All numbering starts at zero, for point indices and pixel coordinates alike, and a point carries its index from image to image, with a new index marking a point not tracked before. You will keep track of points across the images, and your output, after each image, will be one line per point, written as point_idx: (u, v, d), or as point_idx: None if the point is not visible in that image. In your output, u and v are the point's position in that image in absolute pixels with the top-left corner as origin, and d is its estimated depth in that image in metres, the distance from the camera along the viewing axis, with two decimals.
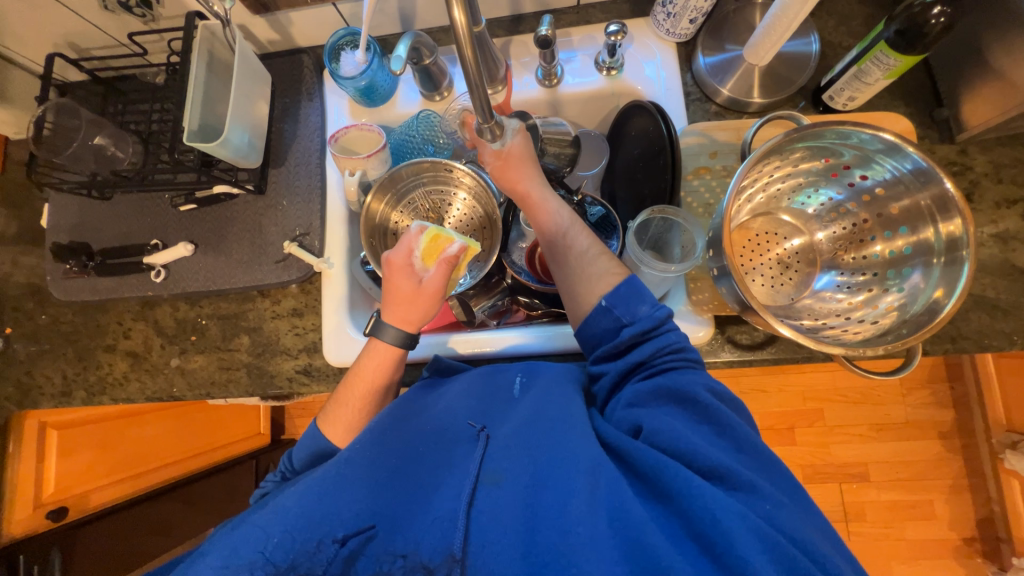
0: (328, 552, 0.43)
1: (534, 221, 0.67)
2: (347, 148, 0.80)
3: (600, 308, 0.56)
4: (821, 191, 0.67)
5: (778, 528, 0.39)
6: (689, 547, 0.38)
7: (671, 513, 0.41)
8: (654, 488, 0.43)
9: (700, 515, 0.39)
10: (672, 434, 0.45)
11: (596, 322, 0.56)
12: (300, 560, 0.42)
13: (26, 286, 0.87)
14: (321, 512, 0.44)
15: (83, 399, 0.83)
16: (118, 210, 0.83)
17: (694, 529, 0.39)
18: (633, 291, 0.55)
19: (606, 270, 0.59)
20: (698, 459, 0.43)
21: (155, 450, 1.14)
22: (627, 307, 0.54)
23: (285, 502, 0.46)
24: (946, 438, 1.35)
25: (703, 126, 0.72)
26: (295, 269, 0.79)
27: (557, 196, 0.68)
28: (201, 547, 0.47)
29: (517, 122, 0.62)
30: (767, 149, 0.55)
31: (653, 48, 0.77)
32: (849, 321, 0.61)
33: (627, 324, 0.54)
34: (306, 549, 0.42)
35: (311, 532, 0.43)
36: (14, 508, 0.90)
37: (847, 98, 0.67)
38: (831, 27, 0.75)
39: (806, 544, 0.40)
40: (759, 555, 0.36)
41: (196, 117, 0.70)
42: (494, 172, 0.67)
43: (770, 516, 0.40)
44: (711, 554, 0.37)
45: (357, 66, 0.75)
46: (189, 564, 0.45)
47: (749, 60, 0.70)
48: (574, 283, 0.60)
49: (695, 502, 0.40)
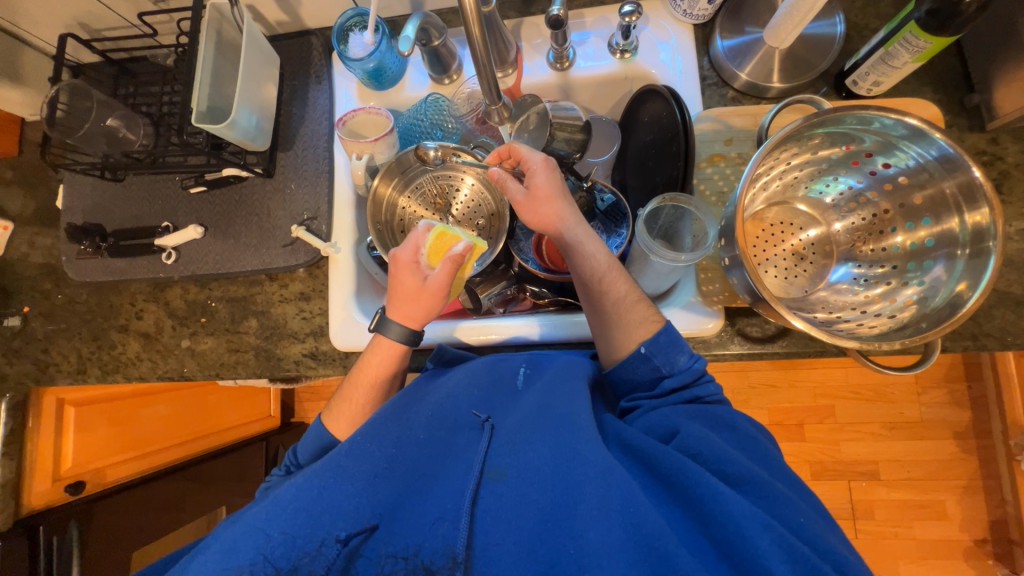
0: (330, 553, 0.43)
1: (567, 259, 0.63)
2: (355, 132, 0.79)
3: (639, 355, 0.56)
4: (840, 179, 0.65)
5: (808, 540, 0.39)
6: (707, 553, 0.38)
7: (694, 519, 0.41)
8: (678, 493, 0.43)
9: (721, 522, 0.38)
10: (699, 443, 0.46)
11: (633, 369, 0.56)
12: (302, 563, 0.42)
13: (42, 267, 0.89)
14: (323, 508, 0.44)
15: (97, 376, 0.85)
16: (131, 193, 0.85)
17: (714, 536, 0.39)
18: (673, 340, 0.55)
19: (645, 317, 0.58)
20: (726, 467, 0.44)
21: (163, 430, 1.17)
22: (666, 356, 0.55)
23: (285, 494, 0.46)
24: (961, 438, 1.32)
25: (719, 111, 0.69)
26: (303, 253, 0.79)
27: (595, 234, 0.63)
28: (202, 541, 0.47)
29: (544, 163, 0.65)
30: (784, 135, 0.53)
31: (669, 30, 0.74)
32: (865, 315, 0.59)
33: (667, 375, 0.55)
34: (307, 551, 0.42)
35: (312, 530, 0.43)
36: (35, 480, 0.92)
37: (872, 82, 0.65)
38: (858, 8, 0.72)
39: (837, 556, 0.39)
40: (779, 561, 0.36)
41: (204, 97, 0.69)
42: (526, 211, 0.65)
43: (799, 527, 0.40)
44: (730, 559, 0.37)
45: (366, 48, 0.73)
46: (188, 560, 0.44)
47: (769, 43, 0.67)
48: (608, 328, 0.59)
49: (716, 508, 0.39)
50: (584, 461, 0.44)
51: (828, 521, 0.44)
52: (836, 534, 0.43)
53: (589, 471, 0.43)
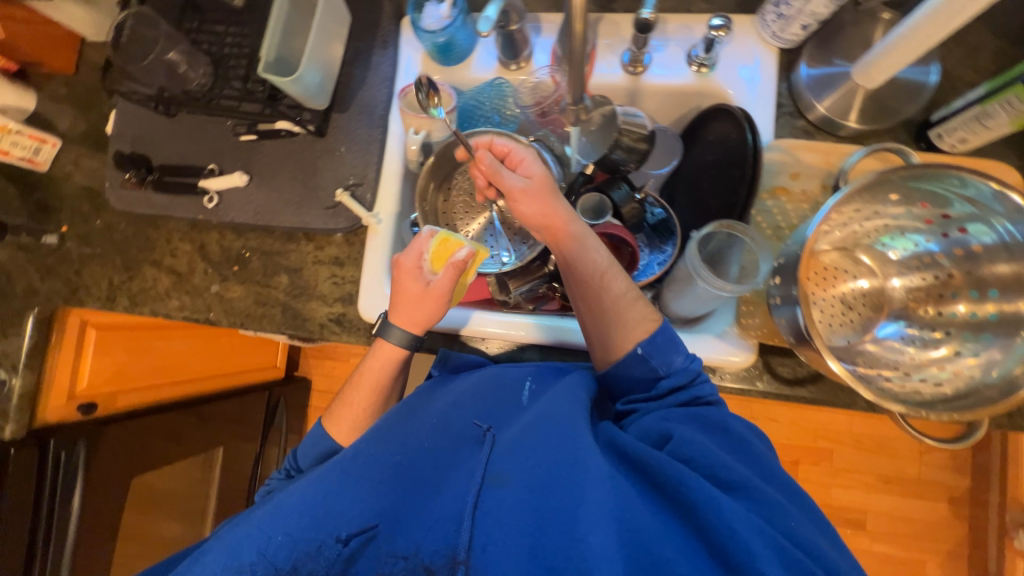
0: (330, 552, 0.47)
1: (563, 258, 0.61)
2: (415, 105, 0.77)
3: (636, 356, 0.56)
4: (908, 236, 0.63)
5: (797, 543, 0.41)
6: (703, 559, 0.39)
7: (690, 525, 0.42)
8: (672, 499, 0.44)
9: (717, 527, 0.40)
10: (692, 448, 0.47)
11: (630, 370, 0.57)
12: (303, 561, 0.46)
13: (85, 189, 0.90)
14: (324, 513, 0.48)
15: (124, 306, 0.86)
16: (181, 130, 0.84)
17: (710, 541, 0.40)
18: (669, 341, 0.56)
19: (642, 315, 0.58)
20: (720, 472, 0.45)
21: (173, 366, 1.19)
22: (663, 357, 0.56)
23: (292, 498, 0.50)
24: (955, 503, 1.31)
25: (790, 143, 0.67)
26: (343, 219, 0.78)
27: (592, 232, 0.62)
28: (212, 540, 0.52)
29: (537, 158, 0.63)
30: (860, 186, 0.52)
31: (752, 49, 0.71)
32: (908, 378, 0.58)
33: (664, 376, 0.56)
34: (308, 550, 0.46)
35: (314, 534, 0.47)
36: (50, 395, 0.94)
37: (959, 139, 0.62)
38: (955, 58, 0.68)
39: (824, 557, 0.41)
40: (772, 562, 0.38)
41: (273, 48, 0.69)
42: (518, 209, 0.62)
43: (789, 531, 0.42)
44: (723, 562, 0.39)
45: (440, 21, 0.72)
46: (200, 559, 0.49)
47: (856, 80, 0.65)
48: (605, 329, 0.59)
49: (712, 515, 0.40)
50: (583, 466, 0.45)
51: (818, 524, 0.47)
52: (826, 537, 0.46)
53: (589, 475, 0.44)
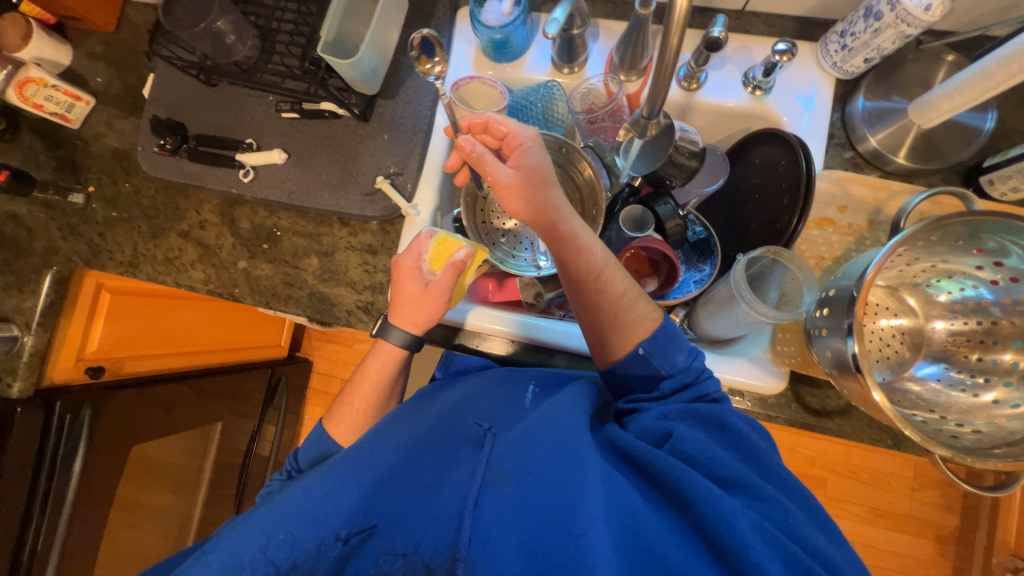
0: (329, 550, 0.44)
1: (559, 254, 0.57)
2: (464, 99, 0.76)
3: (637, 356, 0.56)
4: (959, 280, 0.63)
5: (797, 540, 0.42)
6: (703, 557, 0.40)
7: (689, 522, 0.43)
8: (672, 496, 0.45)
9: (715, 523, 0.41)
10: (690, 446, 0.48)
11: (631, 368, 0.57)
12: (303, 560, 0.44)
13: (115, 152, 0.88)
14: (323, 510, 0.46)
15: (147, 274, 0.84)
16: (221, 101, 0.83)
17: (708, 536, 0.41)
18: (670, 339, 0.56)
19: (643, 316, 0.58)
20: (718, 470, 0.46)
21: (182, 336, 1.17)
22: (665, 356, 0.56)
23: (293, 497, 0.48)
24: (942, 541, 1.33)
25: (841, 175, 0.67)
26: (380, 207, 0.77)
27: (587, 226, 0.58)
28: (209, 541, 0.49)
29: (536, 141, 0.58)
30: (919, 229, 0.51)
31: (812, 79, 0.71)
32: (948, 422, 0.59)
33: (666, 375, 0.56)
34: (308, 549, 0.44)
35: (313, 531, 0.45)
36: (60, 355, 0.92)
37: (1010, 187, 0.63)
38: (1010, 107, 0.69)
39: (823, 554, 0.41)
40: (773, 560, 0.39)
41: (332, 29, 0.69)
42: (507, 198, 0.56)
43: (791, 529, 0.42)
44: (723, 559, 0.40)
45: (501, 17, 0.71)
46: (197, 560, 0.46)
47: (912, 117, 0.65)
48: (605, 328, 0.58)
49: (711, 511, 0.41)
50: (586, 465, 0.44)
51: (821, 522, 0.46)
52: (827, 536, 0.45)
53: (590, 475, 0.44)
